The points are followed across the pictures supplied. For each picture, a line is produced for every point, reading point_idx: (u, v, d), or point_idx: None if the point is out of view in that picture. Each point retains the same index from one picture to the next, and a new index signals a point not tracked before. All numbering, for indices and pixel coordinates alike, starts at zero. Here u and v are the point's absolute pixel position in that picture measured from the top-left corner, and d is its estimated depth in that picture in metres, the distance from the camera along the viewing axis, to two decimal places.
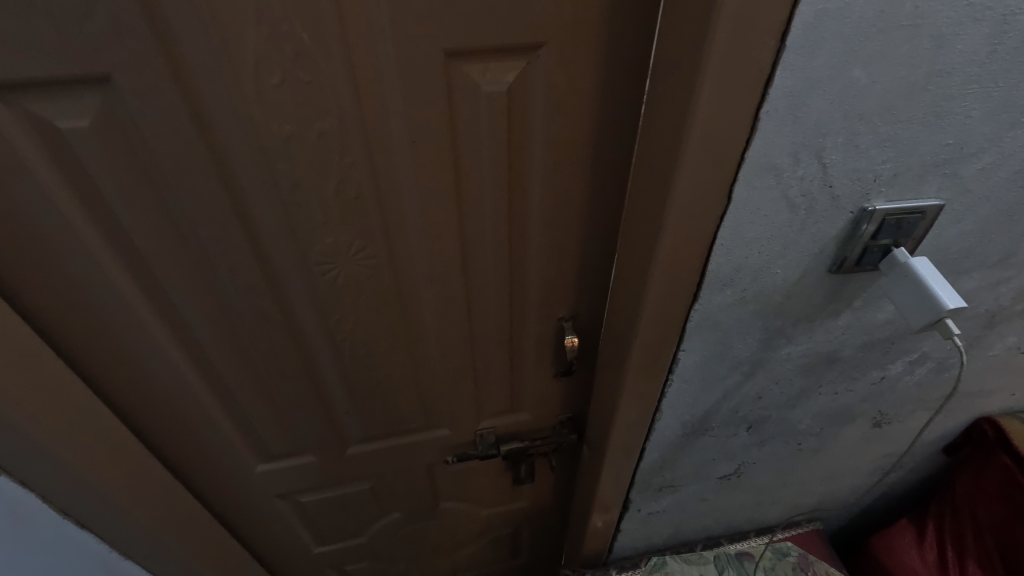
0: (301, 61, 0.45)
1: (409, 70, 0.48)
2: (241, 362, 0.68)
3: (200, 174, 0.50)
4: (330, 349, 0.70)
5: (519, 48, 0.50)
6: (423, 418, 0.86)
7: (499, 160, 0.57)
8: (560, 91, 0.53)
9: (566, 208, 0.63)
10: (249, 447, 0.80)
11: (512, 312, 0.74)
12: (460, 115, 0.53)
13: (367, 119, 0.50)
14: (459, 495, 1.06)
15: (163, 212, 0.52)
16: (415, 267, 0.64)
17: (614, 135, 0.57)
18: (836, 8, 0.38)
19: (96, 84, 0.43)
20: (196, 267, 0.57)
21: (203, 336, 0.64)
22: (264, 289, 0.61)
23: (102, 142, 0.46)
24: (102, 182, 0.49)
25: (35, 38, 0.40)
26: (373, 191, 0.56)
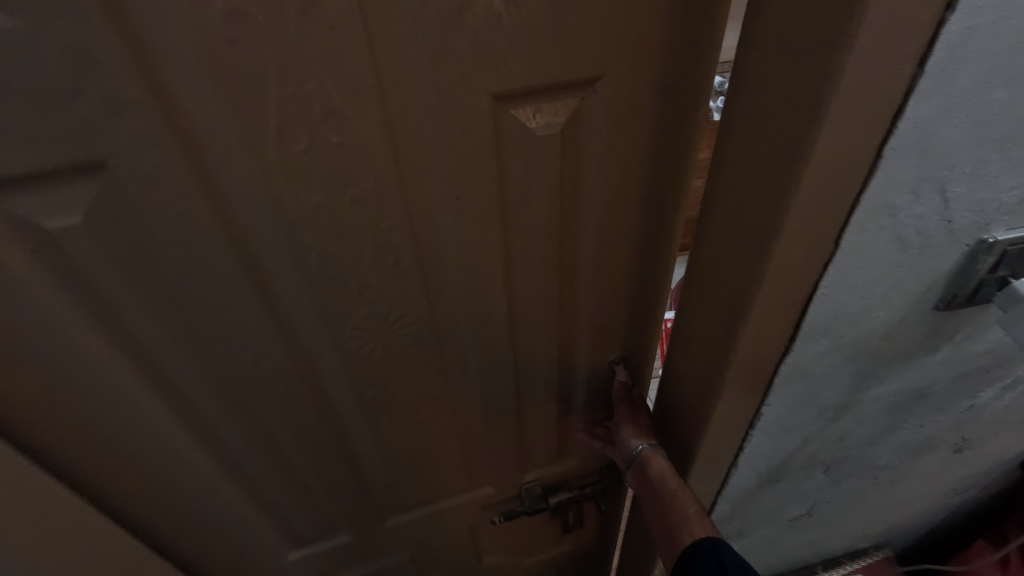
0: (332, 121, 0.38)
1: (453, 121, 0.41)
2: (268, 449, 0.61)
3: (217, 258, 0.43)
4: (366, 423, 0.63)
5: (574, 83, 0.43)
6: (465, 479, 0.79)
7: (550, 206, 0.50)
8: (620, 127, 0.46)
9: (621, 249, 0.56)
10: (281, 537, 0.72)
11: (561, 362, 0.67)
12: (508, 163, 0.46)
13: (407, 179, 0.43)
14: (504, 549, 0.98)
15: (176, 306, 0.45)
16: (459, 328, 0.57)
17: (673, 165, 0.51)
18: (987, 23, 0.31)
19: (91, 173, 0.36)
20: (214, 360, 0.50)
21: (225, 430, 0.56)
22: (292, 372, 0.54)
23: (100, 238, 0.39)
24: (103, 283, 0.41)
25: (17, 131, 0.33)
26: (413, 254, 0.49)
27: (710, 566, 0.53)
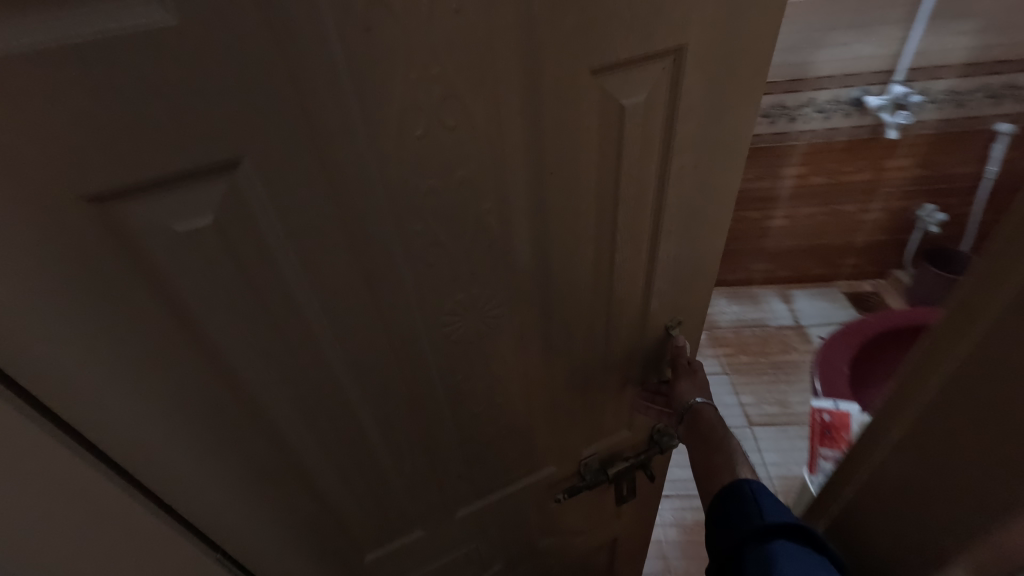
0: (449, 103, 0.40)
1: (551, 97, 0.44)
2: (352, 453, 0.60)
3: (330, 252, 0.43)
4: (444, 414, 0.64)
5: (659, 54, 0.47)
6: (527, 463, 0.82)
7: (629, 173, 0.54)
8: (690, 98, 0.51)
9: (684, 215, 0.61)
10: (359, 545, 0.71)
11: (623, 334, 0.71)
12: (597, 136, 0.49)
13: (502, 158, 0.46)
14: (555, 531, 1.01)
15: (290, 310, 0.44)
16: (535, 309, 0.60)
17: (735, 133, 0.56)
18: None
19: (224, 172, 0.36)
20: (318, 364, 0.49)
21: (318, 435, 0.55)
22: (384, 367, 0.54)
23: (225, 242, 0.38)
24: (219, 292, 0.40)
25: (162, 131, 0.32)
26: (505, 230, 0.51)
27: (751, 506, 0.55)
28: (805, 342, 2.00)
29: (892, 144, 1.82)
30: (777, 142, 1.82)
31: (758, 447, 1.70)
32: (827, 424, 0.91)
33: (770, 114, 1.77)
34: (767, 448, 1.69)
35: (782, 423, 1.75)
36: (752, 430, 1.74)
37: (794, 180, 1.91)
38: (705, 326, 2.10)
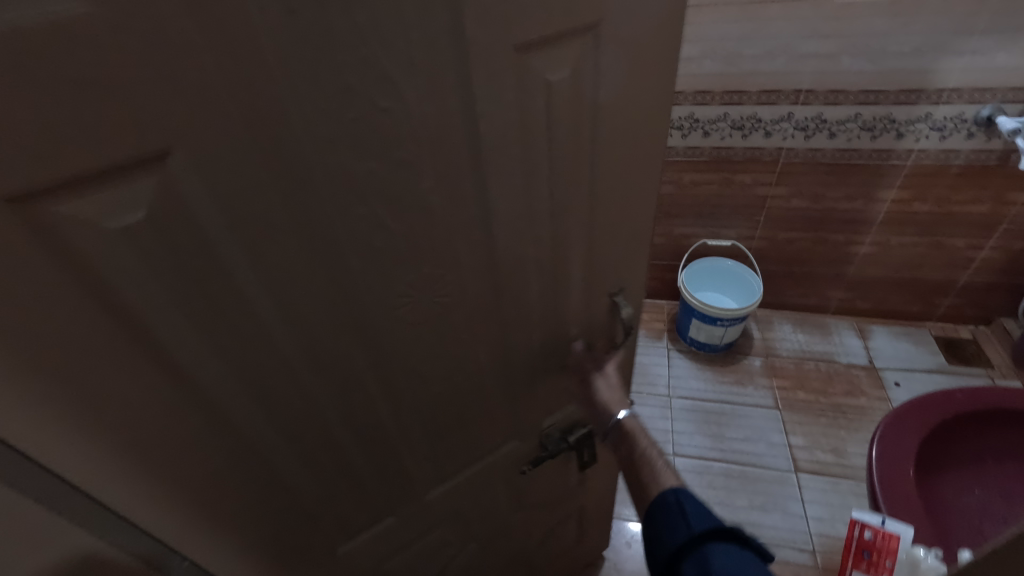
0: (383, 85, 0.39)
1: (479, 74, 0.43)
2: (319, 443, 0.59)
3: (274, 240, 0.42)
4: (408, 397, 0.63)
5: (577, 31, 0.46)
6: (493, 440, 0.81)
7: (564, 151, 0.53)
8: (615, 71, 0.51)
9: (625, 181, 0.62)
10: (331, 533, 0.71)
11: (572, 307, 0.71)
12: (531, 113, 0.48)
13: (440, 138, 0.44)
14: (525, 507, 1.01)
15: (236, 303, 0.43)
16: (487, 286, 0.59)
17: (656, 103, 0.56)
18: None
19: (151, 164, 0.34)
20: (272, 355, 0.48)
21: (279, 429, 0.54)
22: (342, 354, 0.53)
23: (161, 235, 0.36)
24: (160, 288, 0.38)
25: (79, 120, 0.30)
26: (451, 209, 0.50)
27: (676, 516, 0.60)
28: (877, 386, 1.79)
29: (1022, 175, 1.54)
30: (876, 159, 1.59)
31: (801, 496, 1.53)
32: (868, 544, 0.88)
33: (874, 126, 1.53)
34: (812, 499, 1.52)
35: (835, 474, 1.57)
36: (797, 476, 1.58)
37: (892, 206, 1.69)
38: (761, 353, 1.93)
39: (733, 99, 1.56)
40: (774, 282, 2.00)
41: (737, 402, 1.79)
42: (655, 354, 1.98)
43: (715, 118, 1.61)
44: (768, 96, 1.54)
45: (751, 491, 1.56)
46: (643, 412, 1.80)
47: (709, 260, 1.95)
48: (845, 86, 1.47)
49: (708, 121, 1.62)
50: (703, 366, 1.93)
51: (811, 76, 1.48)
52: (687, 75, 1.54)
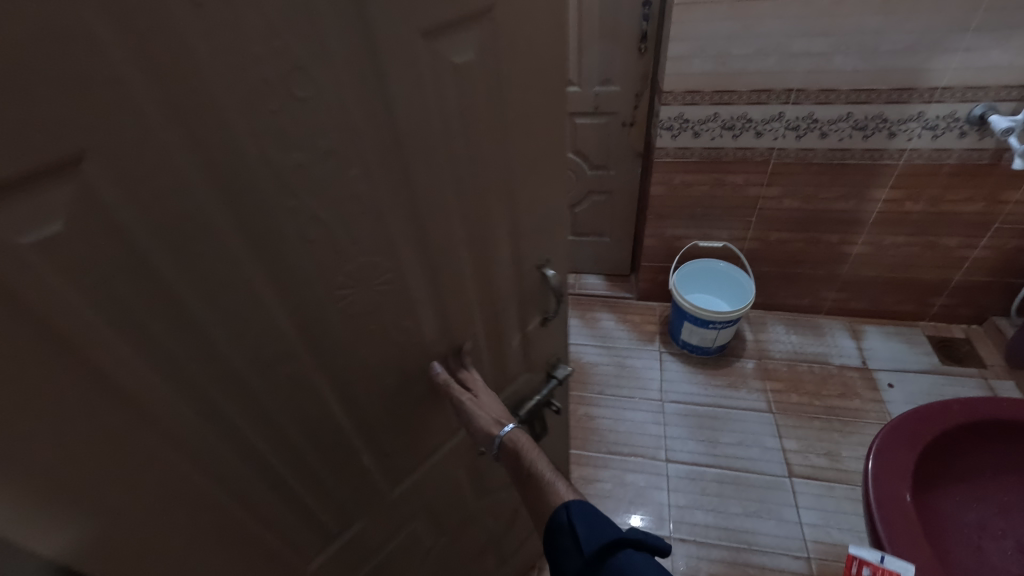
0: (301, 74, 0.38)
1: (388, 60, 0.42)
2: (280, 455, 0.56)
3: (210, 242, 0.39)
4: (362, 393, 0.62)
5: (476, 16, 0.47)
6: (448, 426, 0.81)
7: (480, 133, 0.54)
8: (517, 53, 0.52)
9: (537, 158, 0.63)
10: (302, 551, 0.66)
11: (504, 284, 0.72)
12: (442, 97, 0.49)
13: (361, 127, 0.44)
14: (487, 491, 1.01)
15: (176, 313, 0.40)
16: (424, 273, 0.59)
17: (556, 81, 0.58)
18: None
19: (63, 168, 0.30)
20: (221, 365, 0.45)
21: (237, 444, 0.50)
22: (293, 357, 0.51)
23: (86, 241, 0.33)
24: (90, 303, 0.35)
25: None
26: (382, 199, 0.49)
27: None
28: (871, 388, 1.77)
29: (1016, 174, 1.52)
30: (868, 158, 1.57)
31: (796, 502, 1.51)
32: None
33: (866, 126, 1.51)
34: (807, 505, 1.50)
35: (829, 478, 1.55)
36: (791, 481, 1.56)
37: (885, 206, 1.67)
38: (753, 355, 1.91)
39: (723, 99, 1.53)
40: (767, 282, 1.98)
41: (730, 405, 1.77)
42: (647, 358, 1.96)
43: (705, 119, 1.58)
44: (758, 95, 1.51)
45: (745, 498, 1.53)
46: (635, 417, 1.77)
47: (701, 262, 1.92)
48: (837, 85, 1.45)
49: (697, 121, 1.59)
50: (694, 369, 1.90)
51: (804, 75, 1.45)
52: (677, 74, 1.51)
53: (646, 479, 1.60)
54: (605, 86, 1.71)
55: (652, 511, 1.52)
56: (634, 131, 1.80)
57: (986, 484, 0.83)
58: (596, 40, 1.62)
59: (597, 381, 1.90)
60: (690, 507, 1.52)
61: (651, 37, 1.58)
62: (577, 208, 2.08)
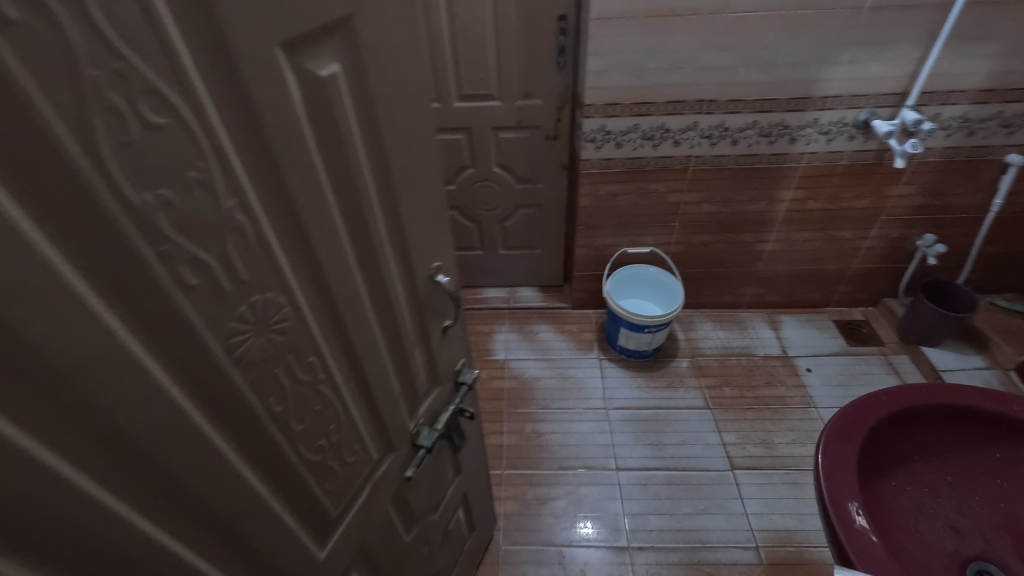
0: (154, 97, 0.33)
1: (248, 75, 0.39)
2: (187, 541, 0.46)
3: (72, 303, 0.32)
4: (275, 445, 0.54)
5: (331, 27, 0.45)
6: (371, 461, 0.74)
7: (355, 149, 0.52)
8: (381, 65, 0.51)
9: (417, 166, 0.61)
10: None
11: (402, 298, 0.69)
12: (309, 111, 0.46)
13: (225, 145, 0.39)
14: (419, 517, 0.95)
15: (38, 397, 0.32)
16: (319, 301, 0.54)
17: (421, 91, 0.58)
18: None
19: None
20: (108, 449, 0.37)
21: (148, 540, 0.42)
22: (187, 421, 0.42)
23: None
24: None
25: None
26: (263, 225, 0.44)
27: None
28: (792, 374, 1.89)
29: (897, 171, 1.69)
30: (774, 162, 1.68)
31: (740, 494, 1.57)
32: None
33: (770, 133, 1.61)
34: (750, 495, 1.56)
35: (766, 466, 1.63)
36: (734, 474, 1.62)
37: (791, 205, 1.80)
38: (686, 355, 1.98)
39: (642, 111, 1.57)
40: (692, 283, 2.06)
41: (670, 406, 1.82)
42: (588, 367, 1.96)
43: (626, 130, 1.62)
44: (674, 107, 1.57)
45: (695, 497, 1.57)
46: (582, 429, 1.76)
47: (632, 268, 1.96)
48: (743, 95, 1.54)
49: (619, 133, 1.62)
50: (634, 374, 1.94)
51: (714, 87, 1.52)
52: (597, 88, 1.53)
53: (599, 491, 1.59)
54: (527, 100, 1.70)
55: (607, 523, 1.52)
56: (558, 144, 1.81)
57: (914, 466, 0.90)
58: (515, 55, 1.60)
59: (540, 396, 1.87)
60: (644, 514, 1.53)
61: (568, 52, 1.59)
62: (507, 223, 2.06)
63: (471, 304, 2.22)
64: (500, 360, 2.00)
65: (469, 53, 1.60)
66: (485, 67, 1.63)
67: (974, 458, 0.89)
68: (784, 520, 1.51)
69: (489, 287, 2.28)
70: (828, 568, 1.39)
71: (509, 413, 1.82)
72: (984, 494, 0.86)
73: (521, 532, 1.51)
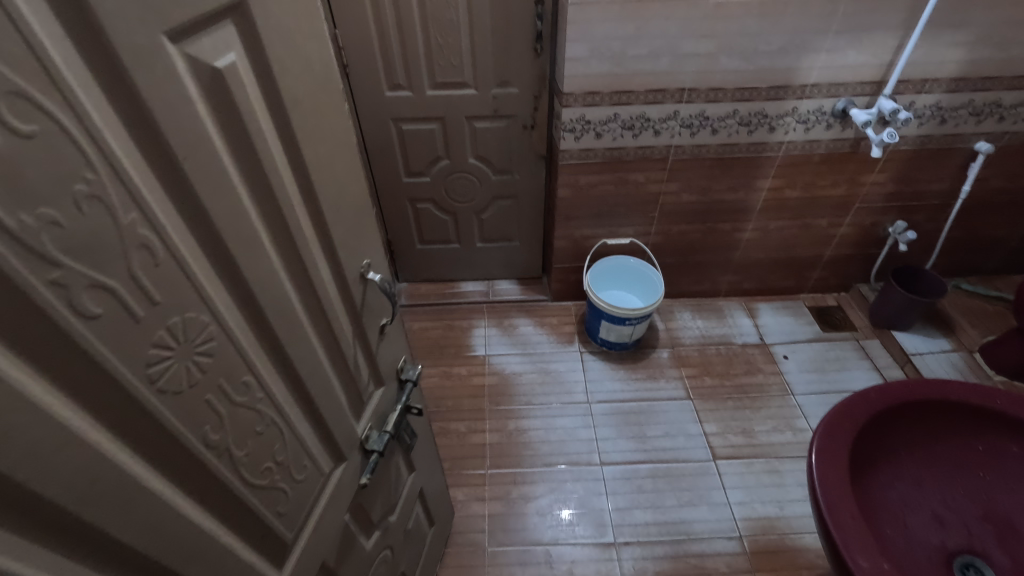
0: (15, 100, 0.27)
1: (134, 66, 0.32)
2: None
3: None
4: (219, 477, 0.47)
5: (223, 10, 0.40)
6: (325, 473, 0.66)
7: (270, 149, 0.46)
8: (283, 53, 0.46)
9: (332, 161, 0.56)
10: None
11: (337, 301, 0.62)
12: (210, 108, 0.39)
13: (116, 150, 0.33)
14: (381, 522, 0.89)
15: None
16: (249, 320, 0.48)
17: (326, 80, 0.53)
18: None
19: None
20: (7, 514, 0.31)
21: None
22: (107, 467, 0.36)
23: None
24: None
25: None
26: (175, 239, 0.38)
27: None
28: (770, 361, 1.91)
29: (873, 159, 1.70)
30: (754, 151, 1.67)
31: (722, 483, 1.58)
32: None
33: (749, 122, 1.59)
34: (732, 485, 1.58)
35: (747, 455, 1.65)
36: (716, 463, 1.63)
37: (768, 193, 1.79)
38: (667, 345, 1.97)
39: (622, 99, 1.53)
40: (671, 273, 2.05)
41: (653, 397, 1.81)
42: (569, 359, 1.94)
43: (606, 119, 1.57)
44: (654, 95, 1.53)
45: (677, 489, 1.57)
46: (566, 424, 1.74)
47: (612, 259, 1.94)
48: (723, 83, 1.51)
49: (599, 122, 1.57)
50: (615, 365, 1.92)
51: (694, 75, 1.49)
52: (575, 76, 1.47)
53: (584, 486, 1.58)
54: (503, 88, 1.64)
55: (592, 519, 1.51)
56: (536, 133, 1.75)
57: (903, 461, 0.90)
58: (489, 41, 1.53)
59: (522, 391, 1.84)
60: (629, 508, 1.53)
61: (546, 37, 1.53)
62: (483, 215, 2.01)
63: (448, 298, 2.16)
64: (480, 356, 1.96)
65: (441, 39, 1.51)
66: (458, 54, 1.55)
67: (961, 451, 0.89)
68: (765, 508, 1.52)
69: (465, 280, 2.23)
70: (810, 553, 1.42)
71: (491, 409, 1.79)
72: (970, 488, 0.87)
73: (506, 532, 1.49)
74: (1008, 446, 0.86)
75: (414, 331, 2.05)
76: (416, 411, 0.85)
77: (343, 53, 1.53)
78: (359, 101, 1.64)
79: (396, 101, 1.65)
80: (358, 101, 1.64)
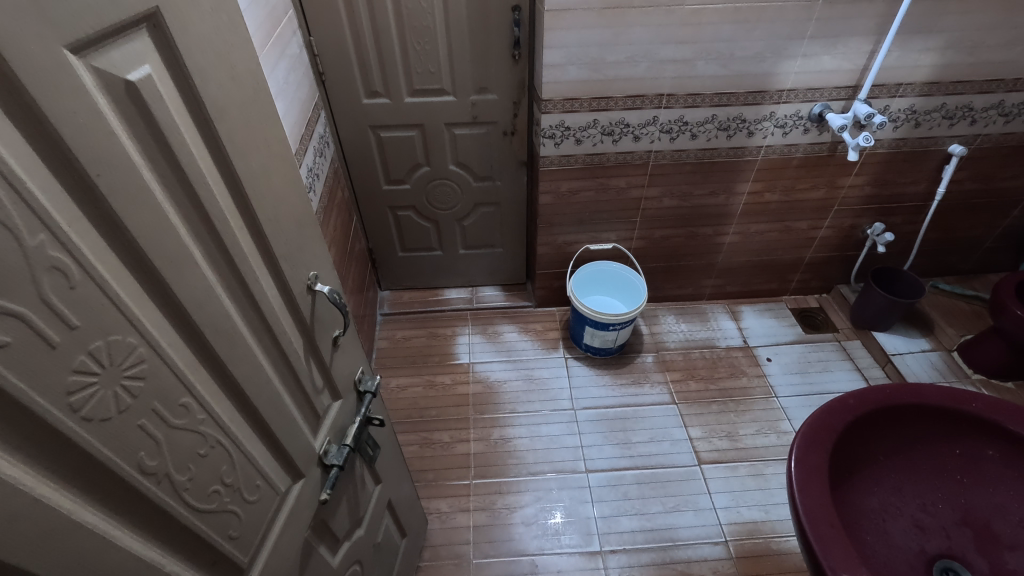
0: None
1: (29, 81, 0.31)
2: None
3: None
4: (160, 504, 0.44)
5: (135, 23, 0.38)
6: (281, 492, 0.64)
7: (195, 163, 0.44)
8: (203, 64, 0.44)
9: (265, 173, 0.55)
10: None
11: (283, 314, 0.61)
12: (127, 123, 0.38)
13: (17, 170, 0.31)
14: (347, 536, 0.86)
15: None
16: (185, 339, 0.46)
17: (252, 89, 0.52)
18: None
19: None
20: None
21: None
22: (27, 505, 0.34)
23: None
24: None
25: None
26: (91, 259, 0.36)
27: None
28: (754, 364, 1.92)
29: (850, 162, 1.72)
30: (733, 156, 1.68)
31: (708, 488, 1.58)
32: None
33: (728, 127, 1.60)
34: (718, 489, 1.58)
35: (732, 458, 1.65)
36: (702, 468, 1.63)
37: (749, 197, 1.80)
38: (651, 350, 1.97)
39: (602, 105, 1.53)
40: (655, 278, 2.06)
41: (638, 403, 1.81)
42: (554, 365, 1.93)
43: (585, 125, 1.57)
44: (633, 101, 1.53)
45: (664, 494, 1.57)
46: (550, 431, 1.73)
47: (595, 264, 1.93)
48: (701, 89, 1.52)
49: (578, 128, 1.57)
50: (600, 370, 1.92)
51: (672, 81, 1.49)
52: (553, 82, 1.47)
53: (570, 494, 1.57)
54: (482, 95, 1.63)
55: (579, 527, 1.49)
56: (516, 139, 1.75)
57: (881, 466, 0.90)
58: (467, 48, 1.52)
59: (507, 399, 1.83)
60: (614, 516, 1.52)
61: (524, 44, 1.52)
62: (465, 221, 1.99)
63: (431, 306, 2.14)
64: (464, 364, 1.94)
65: (418, 45, 1.50)
66: (436, 60, 1.54)
67: (938, 455, 0.89)
68: (751, 512, 1.52)
69: (449, 287, 2.21)
70: (795, 556, 1.42)
71: (475, 418, 1.77)
72: (946, 491, 0.88)
73: (491, 544, 1.47)
74: (985, 450, 0.86)
75: (396, 340, 2.02)
76: (376, 423, 0.83)
77: (319, 61, 1.50)
78: (336, 109, 1.62)
79: (374, 108, 1.63)
80: (332, 109, 1.62)
